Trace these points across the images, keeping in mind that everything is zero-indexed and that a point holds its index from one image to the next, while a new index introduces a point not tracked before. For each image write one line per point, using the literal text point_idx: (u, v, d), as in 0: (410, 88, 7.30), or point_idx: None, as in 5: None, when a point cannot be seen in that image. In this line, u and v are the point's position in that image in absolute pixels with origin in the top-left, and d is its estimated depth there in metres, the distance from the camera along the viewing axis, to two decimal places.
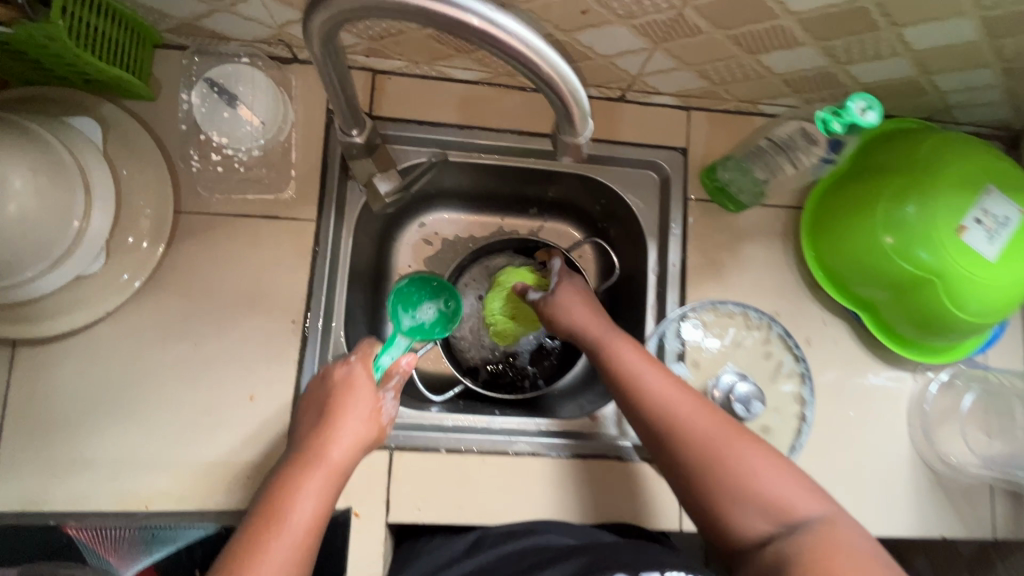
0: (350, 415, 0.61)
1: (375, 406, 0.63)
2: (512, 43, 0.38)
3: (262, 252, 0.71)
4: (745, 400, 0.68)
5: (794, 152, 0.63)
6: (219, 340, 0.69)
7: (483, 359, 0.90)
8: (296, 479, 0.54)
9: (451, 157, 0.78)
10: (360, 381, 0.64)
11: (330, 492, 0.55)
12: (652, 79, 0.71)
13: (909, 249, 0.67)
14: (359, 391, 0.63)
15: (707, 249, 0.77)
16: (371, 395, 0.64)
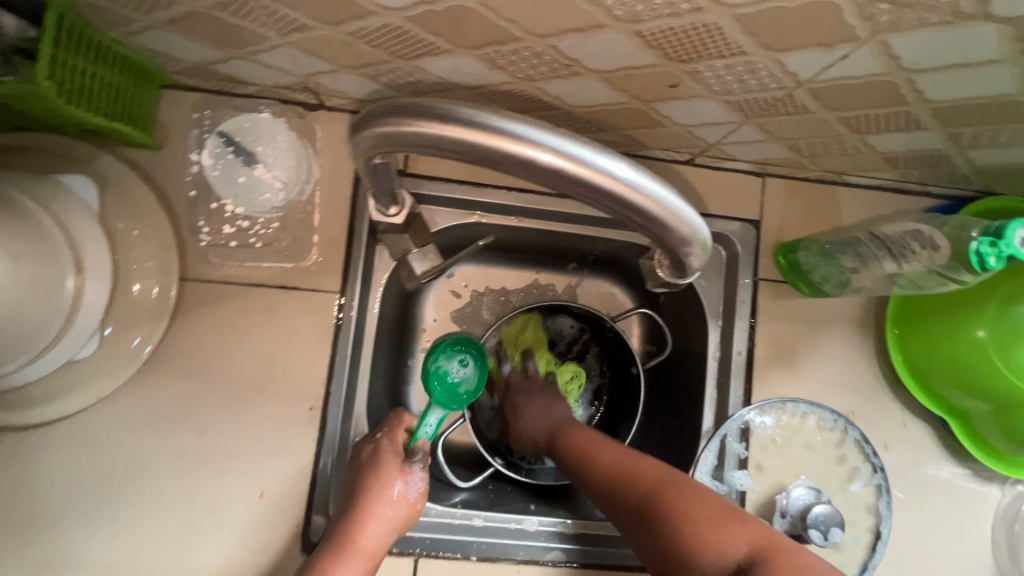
0: (383, 499, 0.58)
1: (403, 484, 0.61)
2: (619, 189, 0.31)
3: (277, 327, 0.62)
4: (823, 526, 0.59)
5: (904, 255, 0.54)
6: (226, 427, 0.61)
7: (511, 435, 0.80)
8: (329, 565, 0.54)
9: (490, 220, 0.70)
10: (390, 462, 0.61)
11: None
12: (732, 147, 0.62)
13: (1009, 350, 0.59)
14: (389, 472, 0.60)
15: (778, 337, 0.68)
16: (398, 475, 0.60)
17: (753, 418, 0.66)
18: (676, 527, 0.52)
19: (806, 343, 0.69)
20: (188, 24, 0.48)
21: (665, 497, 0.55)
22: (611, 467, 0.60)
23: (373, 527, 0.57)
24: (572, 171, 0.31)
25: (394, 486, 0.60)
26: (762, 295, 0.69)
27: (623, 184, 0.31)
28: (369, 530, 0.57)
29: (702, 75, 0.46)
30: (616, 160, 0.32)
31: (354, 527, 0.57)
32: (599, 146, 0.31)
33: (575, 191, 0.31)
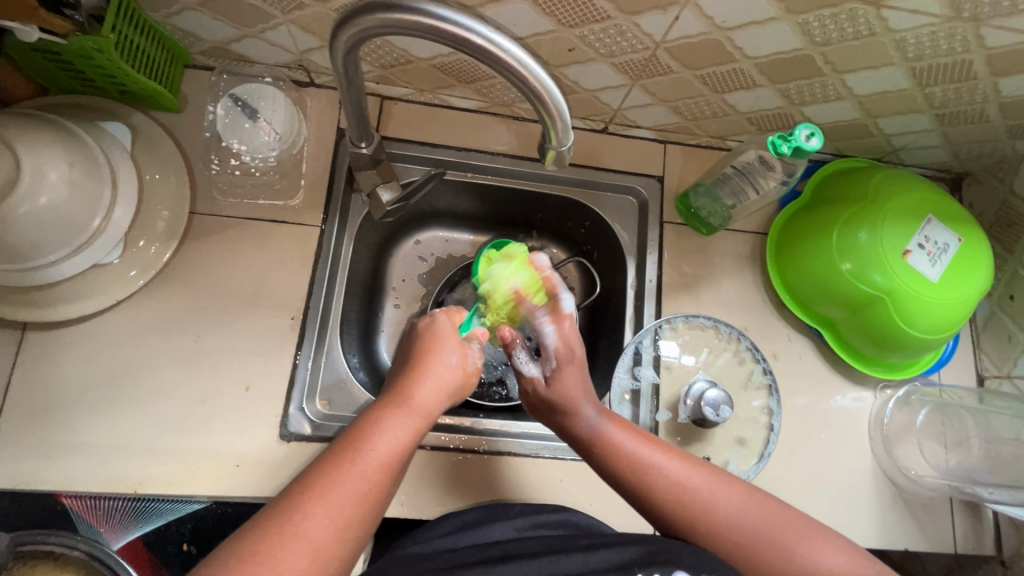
0: (439, 362, 0.61)
1: (462, 355, 0.63)
2: (507, 60, 0.45)
3: (269, 252, 0.76)
4: (715, 404, 0.75)
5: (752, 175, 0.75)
6: (220, 331, 0.73)
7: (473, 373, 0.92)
8: (380, 415, 0.54)
9: (448, 175, 0.85)
10: (446, 332, 0.65)
11: (410, 435, 0.54)
12: (632, 113, 0.80)
13: (865, 273, 0.73)
14: (446, 341, 0.63)
15: (681, 268, 0.84)
16: (458, 345, 0.64)
17: (661, 332, 0.81)
18: (684, 491, 0.60)
19: (705, 274, 0.84)
20: (216, 5, 0.66)
21: (672, 466, 0.62)
22: (621, 438, 0.65)
23: (428, 387, 0.59)
24: (479, 46, 0.44)
25: (451, 349, 0.63)
26: (668, 236, 0.85)
27: (514, 60, 0.44)
28: (424, 392, 0.58)
29: (588, 38, 0.64)
30: (511, 43, 0.44)
31: (409, 386, 0.58)
32: (497, 30, 0.44)
33: (485, 58, 0.45)
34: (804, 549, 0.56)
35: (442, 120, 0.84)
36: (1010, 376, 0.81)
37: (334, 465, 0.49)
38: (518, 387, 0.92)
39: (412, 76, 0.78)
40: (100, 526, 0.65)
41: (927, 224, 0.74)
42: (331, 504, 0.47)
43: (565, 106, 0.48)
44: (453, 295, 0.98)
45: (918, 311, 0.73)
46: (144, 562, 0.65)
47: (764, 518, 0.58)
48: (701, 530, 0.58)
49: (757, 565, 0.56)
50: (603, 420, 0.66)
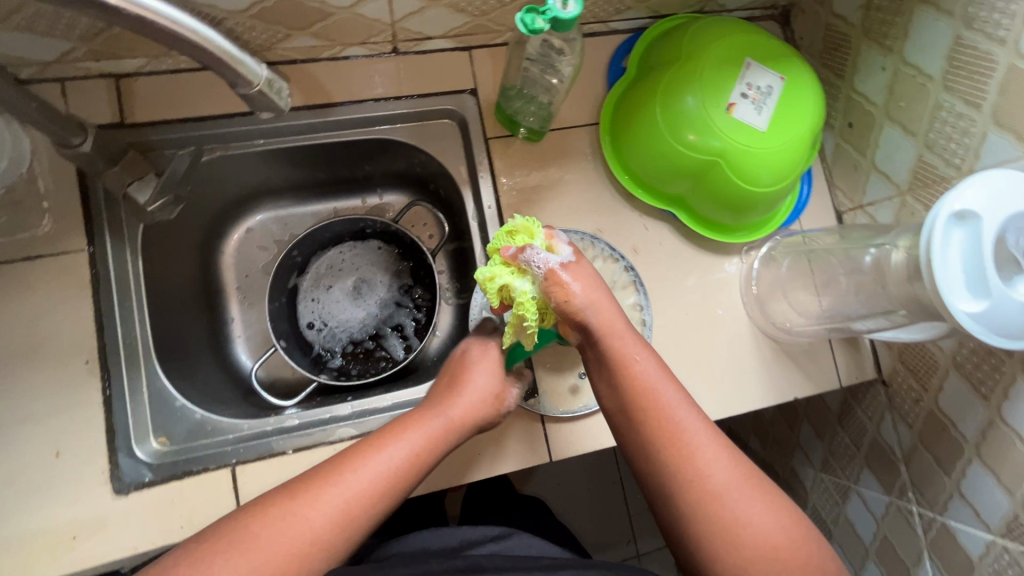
0: (468, 390, 0.61)
1: (495, 386, 0.63)
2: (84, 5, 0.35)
3: (32, 295, 0.64)
4: None
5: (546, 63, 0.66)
6: (3, 400, 0.62)
7: (353, 344, 0.92)
8: (387, 439, 0.56)
9: (207, 154, 0.73)
10: (489, 360, 0.64)
11: (403, 472, 0.55)
12: (412, 23, 0.69)
13: (695, 139, 0.69)
14: (484, 368, 0.64)
15: (518, 183, 0.77)
16: (495, 373, 0.64)
17: None
18: (684, 444, 0.54)
19: (545, 183, 0.78)
20: None
21: (696, 425, 0.55)
22: (654, 376, 0.57)
23: (460, 413, 0.60)
24: None
25: (485, 381, 0.63)
26: (497, 153, 0.77)
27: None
28: (456, 408, 0.60)
29: None
30: None
31: (440, 408, 0.60)
32: None
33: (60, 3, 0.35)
34: (772, 525, 0.52)
35: (198, 87, 0.70)
36: (862, 206, 0.80)
37: (358, 455, 0.55)
38: (401, 349, 0.92)
39: (131, 42, 0.63)
40: None
41: (747, 71, 0.69)
42: (352, 481, 0.52)
43: (236, 49, 0.40)
44: (307, 278, 0.92)
45: (759, 166, 0.69)
46: None
47: (746, 491, 0.53)
48: (684, 486, 0.53)
49: (724, 543, 0.51)
50: (641, 360, 0.57)
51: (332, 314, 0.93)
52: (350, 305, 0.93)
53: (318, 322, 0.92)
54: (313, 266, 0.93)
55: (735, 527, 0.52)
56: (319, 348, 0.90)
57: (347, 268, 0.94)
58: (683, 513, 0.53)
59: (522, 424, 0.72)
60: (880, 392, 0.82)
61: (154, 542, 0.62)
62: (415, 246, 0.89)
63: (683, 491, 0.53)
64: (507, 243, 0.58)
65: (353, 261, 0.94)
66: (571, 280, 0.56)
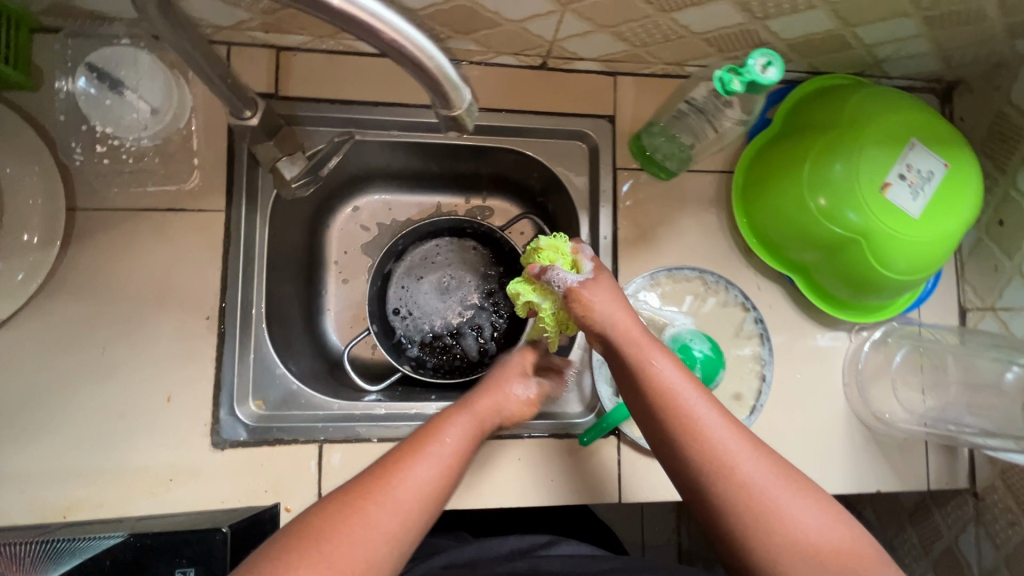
0: (500, 390, 0.62)
1: (523, 391, 0.64)
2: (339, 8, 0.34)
3: (169, 246, 0.67)
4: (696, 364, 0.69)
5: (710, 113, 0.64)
6: (129, 339, 0.66)
7: (432, 338, 0.92)
8: (423, 439, 0.54)
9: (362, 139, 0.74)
10: (516, 365, 0.66)
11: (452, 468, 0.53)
12: (570, 44, 0.69)
13: (837, 210, 0.66)
14: (511, 373, 0.65)
15: (638, 219, 0.76)
16: (517, 378, 0.65)
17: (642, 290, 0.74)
18: (716, 452, 0.49)
19: (664, 223, 0.76)
20: None
21: (724, 431, 0.50)
22: (676, 383, 0.52)
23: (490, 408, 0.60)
24: None
25: (517, 386, 0.64)
26: (623, 185, 0.76)
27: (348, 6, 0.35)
28: (482, 401, 0.60)
29: None
30: None
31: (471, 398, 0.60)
32: None
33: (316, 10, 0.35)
34: (824, 534, 0.47)
35: (351, 72, 0.71)
36: (994, 308, 0.75)
37: (400, 463, 0.51)
38: (476, 350, 0.91)
39: (303, 21, 0.65)
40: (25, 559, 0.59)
41: (909, 151, 0.66)
42: (402, 484, 0.50)
43: (450, 70, 0.40)
44: (401, 265, 0.92)
45: (898, 251, 0.66)
46: None
47: (791, 496, 0.48)
48: (721, 497, 0.48)
49: (777, 554, 0.46)
50: (659, 365, 0.52)
51: (416, 304, 0.93)
52: (435, 298, 0.93)
53: (403, 309, 0.92)
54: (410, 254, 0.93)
55: (785, 538, 0.47)
56: (399, 335, 0.91)
57: (439, 262, 0.94)
58: (726, 527, 0.48)
59: (597, 460, 0.72)
60: (969, 503, 0.78)
61: (240, 501, 0.65)
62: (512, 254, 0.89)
63: (720, 502, 0.48)
64: (534, 260, 0.59)
65: (445, 256, 0.94)
66: (588, 291, 0.55)
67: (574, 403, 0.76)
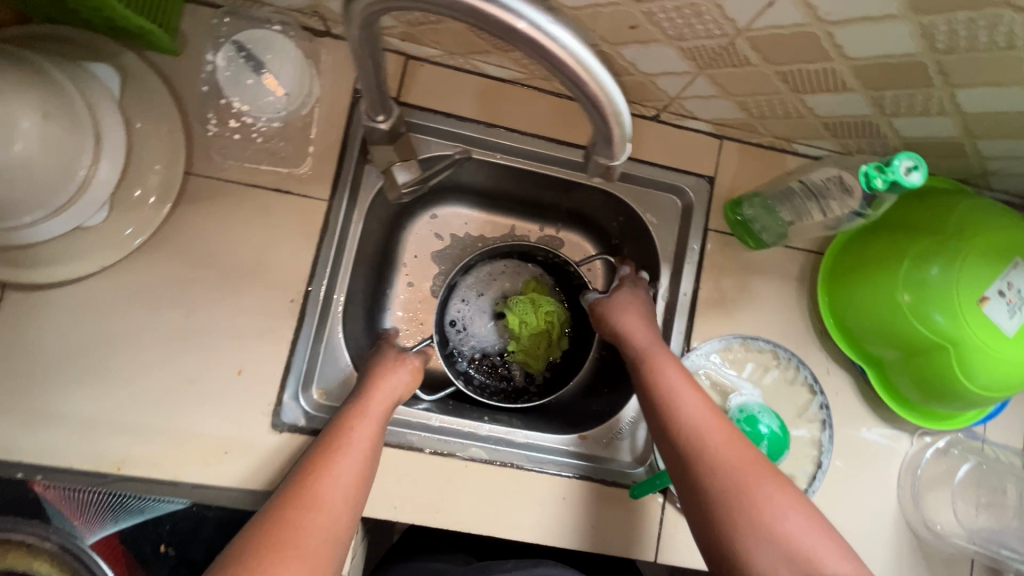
0: (387, 375, 0.67)
1: (404, 380, 0.68)
2: (552, 49, 0.34)
3: (269, 225, 0.69)
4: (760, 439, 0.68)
5: (825, 200, 0.63)
6: (213, 307, 0.67)
7: (482, 356, 0.89)
8: (348, 433, 0.58)
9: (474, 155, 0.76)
10: (391, 356, 0.70)
11: (371, 462, 0.57)
12: (690, 103, 0.70)
13: (926, 312, 0.65)
14: (392, 364, 0.69)
15: (720, 282, 0.76)
16: (403, 368, 0.68)
17: (712, 354, 0.74)
18: (695, 429, 0.57)
19: (745, 291, 0.76)
20: None
21: (703, 415, 0.58)
22: (670, 373, 0.61)
23: (382, 398, 0.63)
24: (524, 30, 0.33)
25: (396, 373, 0.68)
26: (711, 246, 0.76)
27: (565, 54, 0.34)
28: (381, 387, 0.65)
29: (655, 16, 0.53)
30: (567, 30, 0.34)
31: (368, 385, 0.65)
32: (548, 9, 0.33)
33: (531, 49, 0.34)
34: (802, 534, 0.51)
35: (471, 90, 0.73)
36: None
37: (326, 457, 0.55)
38: (522, 374, 0.90)
39: (442, 37, 0.67)
40: (73, 519, 0.59)
41: (1012, 269, 0.65)
42: (336, 479, 0.54)
43: (626, 108, 0.38)
44: (465, 280, 0.90)
45: (984, 365, 0.65)
46: (121, 558, 0.59)
47: (760, 477, 0.54)
48: (694, 468, 0.55)
49: (738, 525, 0.52)
50: (658, 357, 0.63)
51: (472, 318, 0.90)
52: (493, 315, 0.90)
53: (458, 323, 0.90)
54: (476, 270, 0.91)
55: (747, 510, 0.52)
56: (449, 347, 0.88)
57: (501, 281, 0.92)
58: (697, 496, 0.55)
59: (640, 515, 0.71)
60: None
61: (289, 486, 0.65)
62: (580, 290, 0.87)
63: (694, 473, 0.55)
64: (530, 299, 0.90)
65: (509, 276, 0.92)
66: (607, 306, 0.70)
67: (625, 452, 0.76)
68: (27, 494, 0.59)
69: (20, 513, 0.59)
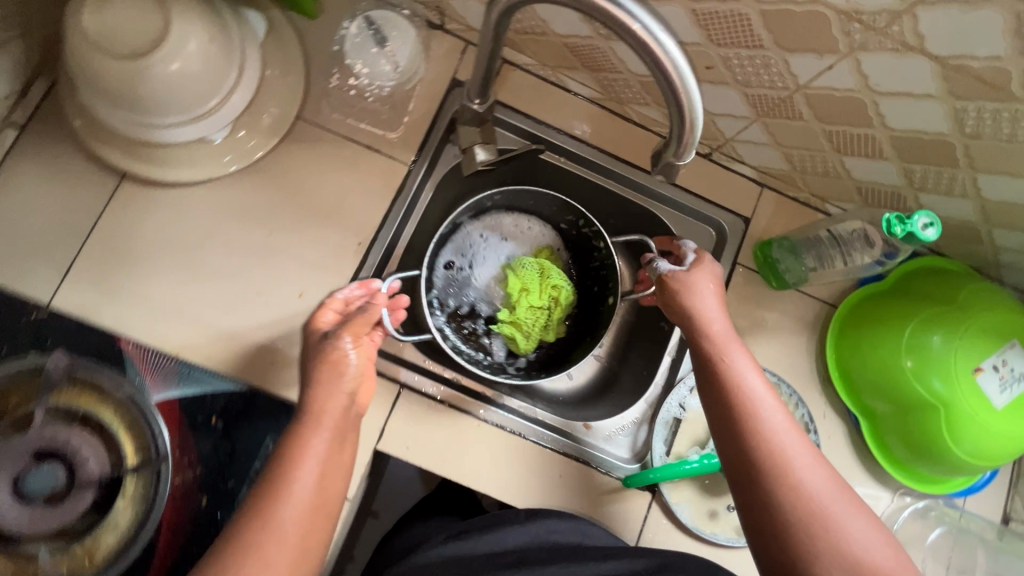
0: (338, 363, 0.60)
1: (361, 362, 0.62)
2: (654, 49, 0.43)
3: (355, 175, 0.77)
4: None
5: (847, 248, 0.71)
6: (289, 234, 0.75)
7: (464, 311, 0.84)
8: (298, 446, 0.55)
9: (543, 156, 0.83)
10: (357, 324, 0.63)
11: (331, 469, 0.56)
12: (743, 147, 0.78)
13: (924, 372, 0.72)
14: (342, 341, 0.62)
15: (740, 313, 0.82)
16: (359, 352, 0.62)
17: None
18: (771, 436, 0.60)
19: (762, 326, 0.82)
20: None
21: (779, 422, 0.61)
22: (749, 377, 0.64)
23: (335, 393, 0.59)
24: (638, 33, 0.42)
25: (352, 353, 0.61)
26: (737, 278, 0.83)
27: (668, 61, 0.43)
28: (331, 380, 0.60)
29: (730, 61, 0.63)
30: (672, 44, 0.43)
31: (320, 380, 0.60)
32: (660, 22, 0.42)
33: (641, 49, 0.43)
34: (871, 548, 0.55)
35: (552, 99, 0.83)
36: None
37: (275, 484, 0.53)
38: (502, 352, 0.84)
39: (541, 48, 0.77)
40: (146, 377, 0.67)
41: (1007, 348, 0.71)
42: (290, 504, 0.52)
43: (699, 108, 0.46)
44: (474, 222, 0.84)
45: (971, 430, 0.70)
46: (175, 421, 0.66)
47: (829, 486, 0.58)
48: (768, 471, 0.59)
49: (811, 528, 0.56)
50: (736, 358, 0.65)
51: (473, 271, 0.84)
52: (498, 276, 0.85)
53: (455, 265, 0.84)
54: (490, 217, 0.86)
55: (818, 516, 0.56)
56: (436, 292, 0.81)
57: (520, 242, 0.87)
58: (768, 498, 0.58)
59: (627, 507, 0.76)
60: None
61: None
62: (608, 273, 0.83)
63: (768, 477, 0.58)
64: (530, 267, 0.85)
65: (529, 240, 0.87)
66: (685, 289, 0.70)
67: (625, 450, 0.79)
68: (114, 347, 0.67)
69: (102, 360, 0.66)
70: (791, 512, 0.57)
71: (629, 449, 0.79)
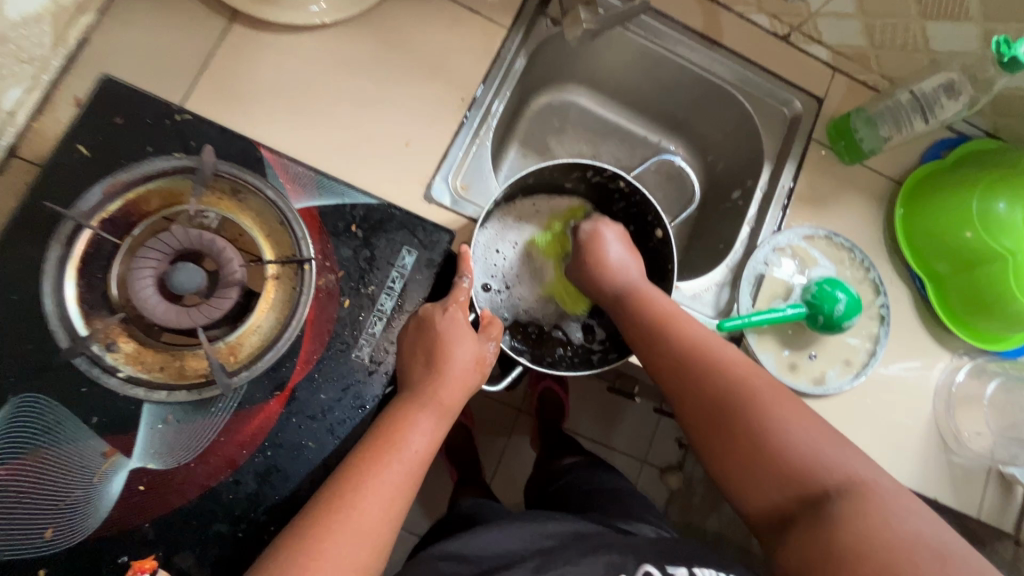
0: (453, 357, 0.60)
1: (479, 352, 0.63)
2: None
3: (457, 33, 0.78)
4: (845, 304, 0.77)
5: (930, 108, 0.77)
6: (393, 86, 0.75)
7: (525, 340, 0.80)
8: (410, 412, 0.57)
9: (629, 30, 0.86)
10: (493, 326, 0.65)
11: (440, 431, 0.58)
12: (825, 21, 0.83)
13: (995, 231, 0.76)
14: (463, 334, 0.62)
15: (815, 187, 0.86)
16: (475, 344, 0.62)
17: (799, 238, 0.84)
18: (706, 355, 0.64)
19: (835, 200, 0.86)
20: None
21: (709, 343, 0.65)
22: (669, 310, 0.68)
23: (452, 384, 0.60)
24: None
25: (463, 346, 0.61)
26: (812, 154, 0.87)
27: None
28: (449, 385, 0.60)
29: None
30: None
31: (433, 380, 0.60)
32: None
33: None
34: (820, 444, 0.56)
35: None
36: None
37: (382, 445, 0.55)
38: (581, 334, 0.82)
39: None
40: (286, 185, 0.67)
41: None
42: (399, 462, 0.54)
43: None
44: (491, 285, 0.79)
45: None
46: (316, 225, 0.66)
47: (773, 395, 0.60)
48: (711, 391, 0.61)
49: (759, 434, 0.58)
50: (651, 294, 0.70)
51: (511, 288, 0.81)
52: (530, 268, 0.81)
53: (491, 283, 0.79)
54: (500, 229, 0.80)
55: (767, 425, 0.58)
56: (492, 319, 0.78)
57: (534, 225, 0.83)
58: (718, 419, 0.60)
59: None
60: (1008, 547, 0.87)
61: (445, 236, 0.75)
62: (641, 208, 0.77)
63: (713, 397, 0.61)
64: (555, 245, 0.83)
65: (541, 221, 0.83)
66: (602, 242, 0.76)
67: (710, 307, 0.84)
68: (255, 154, 0.67)
69: (246, 167, 0.66)
70: (741, 427, 0.59)
71: (713, 306, 0.84)
